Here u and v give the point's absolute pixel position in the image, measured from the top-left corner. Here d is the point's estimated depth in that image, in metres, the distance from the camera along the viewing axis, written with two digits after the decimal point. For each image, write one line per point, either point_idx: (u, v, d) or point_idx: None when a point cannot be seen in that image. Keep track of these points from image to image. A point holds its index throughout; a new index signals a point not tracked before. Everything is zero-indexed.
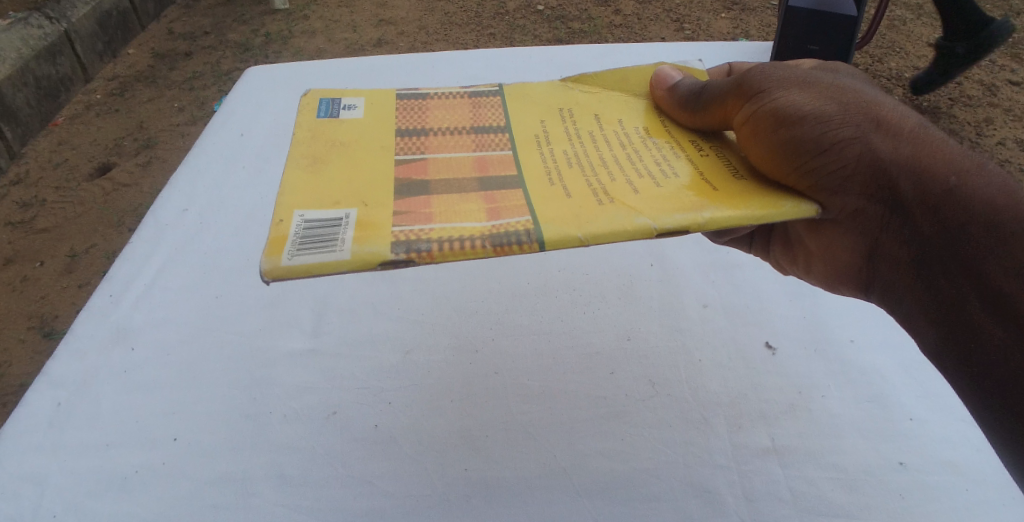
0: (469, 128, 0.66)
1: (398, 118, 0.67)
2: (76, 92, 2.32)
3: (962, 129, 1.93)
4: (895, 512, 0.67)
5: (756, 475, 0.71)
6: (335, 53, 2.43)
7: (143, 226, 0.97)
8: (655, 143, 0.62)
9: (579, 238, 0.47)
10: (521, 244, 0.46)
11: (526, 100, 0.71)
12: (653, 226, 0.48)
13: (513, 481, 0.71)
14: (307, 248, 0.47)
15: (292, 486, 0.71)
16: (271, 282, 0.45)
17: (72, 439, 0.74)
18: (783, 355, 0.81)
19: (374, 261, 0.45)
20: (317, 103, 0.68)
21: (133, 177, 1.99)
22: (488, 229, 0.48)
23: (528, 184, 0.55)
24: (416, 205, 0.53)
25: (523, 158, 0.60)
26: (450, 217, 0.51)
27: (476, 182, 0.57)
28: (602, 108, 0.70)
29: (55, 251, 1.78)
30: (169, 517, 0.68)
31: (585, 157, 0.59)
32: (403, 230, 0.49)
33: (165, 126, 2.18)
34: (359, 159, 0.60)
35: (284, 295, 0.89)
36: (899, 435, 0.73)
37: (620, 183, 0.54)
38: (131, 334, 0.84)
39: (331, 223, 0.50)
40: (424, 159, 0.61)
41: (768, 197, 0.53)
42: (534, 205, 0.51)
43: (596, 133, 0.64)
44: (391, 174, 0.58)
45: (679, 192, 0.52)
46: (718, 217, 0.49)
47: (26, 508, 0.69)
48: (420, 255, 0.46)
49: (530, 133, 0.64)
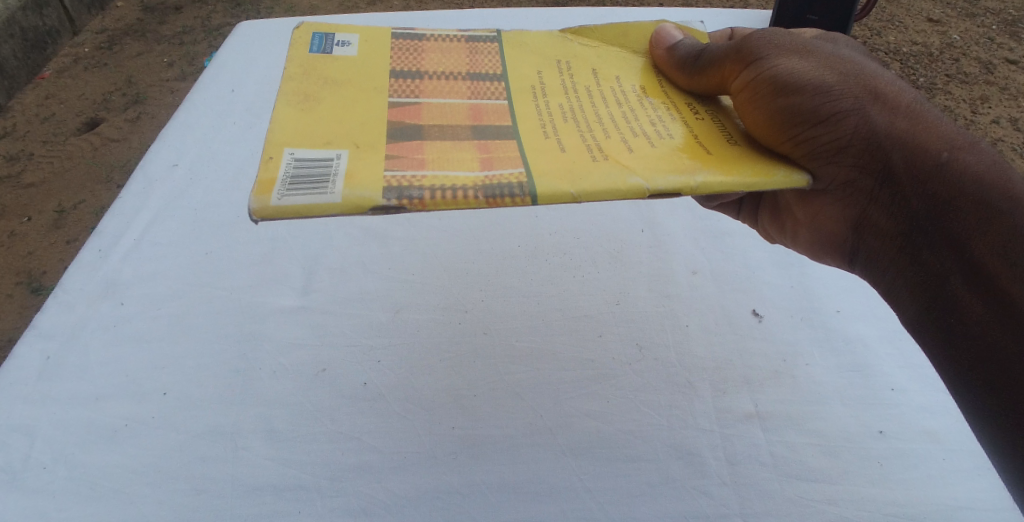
0: (465, 75, 0.65)
1: (393, 58, 0.66)
2: (64, 45, 2.28)
3: (957, 107, 1.94)
4: (873, 477, 0.69)
5: (739, 439, 0.72)
6: (328, 10, 2.39)
7: (133, 181, 0.96)
8: (652, 103, 0.62)
9: (571, 194, 0.47)
10: (513, 197, 0.46)
11: (524, 49, 0.70)
12: (645, 186, 0.47)
13: (500, 438, 0.72)
14: (296, 189, 0.47)
15: (281, 441, 0.71)
16: (260, 222, 0.45)
17: (61, 390, 0.74)
18: (769, 322, 0.82)
19: (364, 207, 0.45)
20: (310, 37, 0.66)
21: (121, 132, 1.96)
22: (479, 180, 0.47)
23: (522, 137, 0.54)
24: (408, 149, 0.53)
25: (518, 109, 0.59)
26: (442, 164, 0.50)
27: (466, 130, 0.56)
28: (600, 63, 0.69)
29: (43, 206, 1.76)
30: (157, 468, 0.69)
31: (581, 112, 0.59)
32: (393, 175, 0.48)
33: (154, 81, 2.14)
34: (351, 101, 0.59)
35: (275, 252, 0.89)
36: (879, 402, 0.74)
37: (614, 140, 0.54)
38: (120, 288, 0.83)
39: (321, 164, 0.49)
40: (418, 103, 0.60)
41: (763, 166, 0.53)
42: (527, 158, 0.50)
43: (593, 89, 0.63)
44: (383, 116, 0.57)
45: (672, 152, 0.52)
46: (709, 181, 0.49)
47: (15, 458, 0.69)
48: (410, 203, 0.45)
49: (527, 83, 0.64)
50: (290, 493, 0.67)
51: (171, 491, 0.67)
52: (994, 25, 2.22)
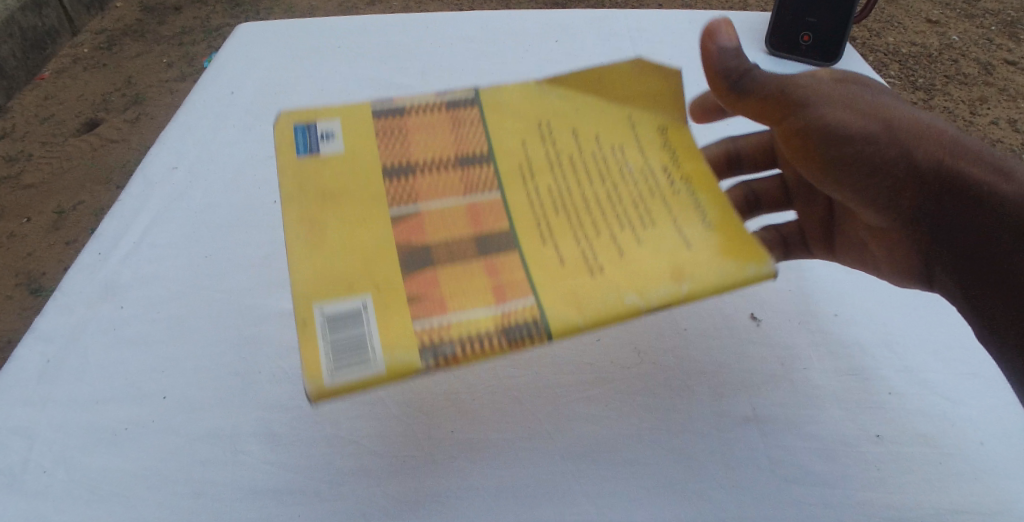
0: (453, 152, 0.67)
1: (380, 146, 0.68)
2: (63, 44, 2.31)
3: (956, 108, 1.97)
4: (870, 481, 0.69)
5: (736, 443, 0.72)
6: (329, 11, 2.40)
7: (132, 183, 0.97)
8: (633, 173, 0.65)
9: (580, 320, 0.53)
10: (532, 334, 0.53)
11: (501, 104, 0.70)
12: (641, 303, 0.54)
13: (499, 443, 0.72)
14: (343, 361, 0.52)
15: (281, 445, 0.71)
16: (319, 403, 0.51)
17: (61, 393, 0.74)
18: (768, 325, 0.82)
19: (410, 370, 0.52)
20: (294, 135, 0.67)
21: (120, 132, 1.99)
22: (498, 317, 0.54)
23: (524, 243, 0.60)
24: (427, 282, 0.58)
25: (513, 203, 0.63)
26: (460, 299, 0.56)
27: (472, 250, 0.60)
28: (578, 117, 0.70)
29: (42, 207, 1.82)
30: (157, 472, 0.69)
31: (570, 194, 0.63)
32: (422, 325, 0.54)
33: (153, 82, 2.17)
34: (355, 209, 0.63)
35: (274, 253, 0.89)
36: (876, 406, 0.74)
37: (606, 246, 0.58)
38: (120, 290, 0.84)
39: (353, 315, 0.55)
40: (418, 211, 0.63)
41: (734, 250, 0.57)
42: (535, 282, 0.56)
43: (577, 161, 0.66)
44: (390, 238, 0.61)
45: (658, 255, 0.57)
46: (694, 289, 0.55)
47: (15, 461, 0.69)
48: (445, 359, 0.52)
49: (514, 162, 0.66)
50: (290, 497, 0.68)
51: (171, 494, 0.67)
52: (994, 26, 2.24)
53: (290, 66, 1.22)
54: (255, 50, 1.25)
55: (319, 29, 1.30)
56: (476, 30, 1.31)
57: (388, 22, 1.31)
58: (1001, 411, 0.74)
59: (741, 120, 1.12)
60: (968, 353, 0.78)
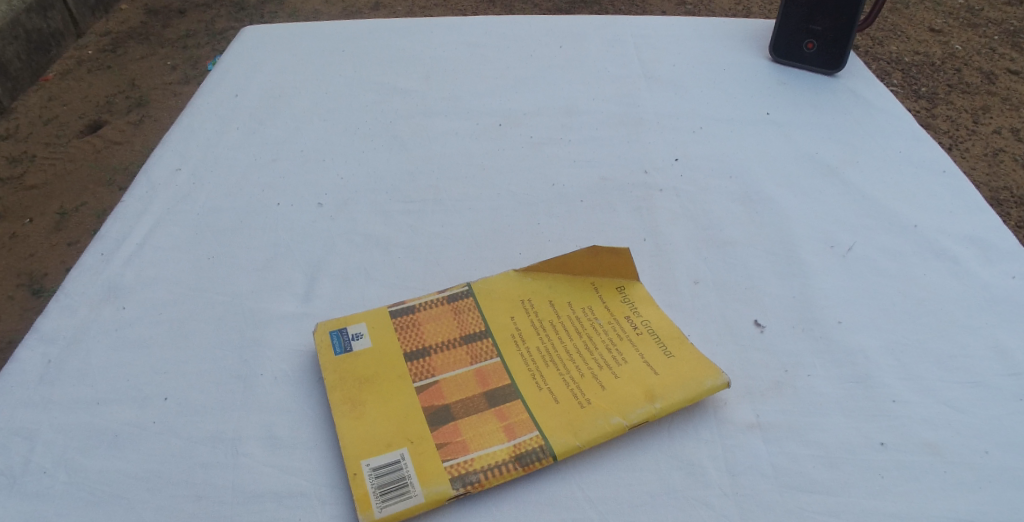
0: (458, 337, 0.79)
1: (400, 337, 0.79)
2: (102, 55, 2.53)
3: (959, 116, 2.00)
4: (874, 489, 0.67)
5: (740, 449, 0.70)
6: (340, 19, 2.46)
7: (135, 186, 0.98)
8: (603, 327, 0.79)
9: (578, 445, 0.68)
10: (541, 460, 0.67)
11: (492, 290, 0.84)
12: (624, 423, 0.69)
13: None
14: (389, 500, 0.64)
15: (279, 447, 0.70)
16: None
17: (61, 394, 0.74)
18: (771, 332, 0.81)
19: (442, 499, 0.64)
20: (330, 338, 0.78)
21: (123, 135, 2.13)
22: (512, 450, 0.68)
23: (523, 391, 0.73)
24: (449, 433, 0.69)
25: (513, 372, 0.75)
26: (479, 439, 0.69)
27: (485, 405, 0.72)
28: (554, 292, 0.84)
29: (45, 208, 1.90)
30: (153, 474, 0.68)
31: (556, 351, 0.77)
32: (451, 463, 0.67)
33: (157, 85, 2.35)
34: (380, 367, 0.75)
35: (277, 257, 0.89)
36: (882, 414, 0.73)
37: (589, 377, 0.73)
38: (122, 293, 0.84)
39: (395, 465, 0.66)
40: (436, 382, 0.74)
41: (694, 371, 0.74)
42: (534, 416, 0.70)
43: (561, 333, 0.79)
44: (417, 404, 0.72)
45: (633, 385, 0.73)
46: (666, 403, 0.71)
47: (15, 462, 0.68)
48: (472, 486, 0.65)
49: (509, 339, 0.79)
50: (291, 500, 0.66)
51: (171, 497, 0.66)
52: (996, 36, 2.30)
53: (296, 70, 1.23)
54: (261, 56, 1.26)
55: (324, 36, 1.31)
56: (482, 36, 1.32)
57: (394, 29, 1.33)
58: (1007, 419, 0.72)
59: (745, 127, 1.12)
60: (971, 360, 0.78)
